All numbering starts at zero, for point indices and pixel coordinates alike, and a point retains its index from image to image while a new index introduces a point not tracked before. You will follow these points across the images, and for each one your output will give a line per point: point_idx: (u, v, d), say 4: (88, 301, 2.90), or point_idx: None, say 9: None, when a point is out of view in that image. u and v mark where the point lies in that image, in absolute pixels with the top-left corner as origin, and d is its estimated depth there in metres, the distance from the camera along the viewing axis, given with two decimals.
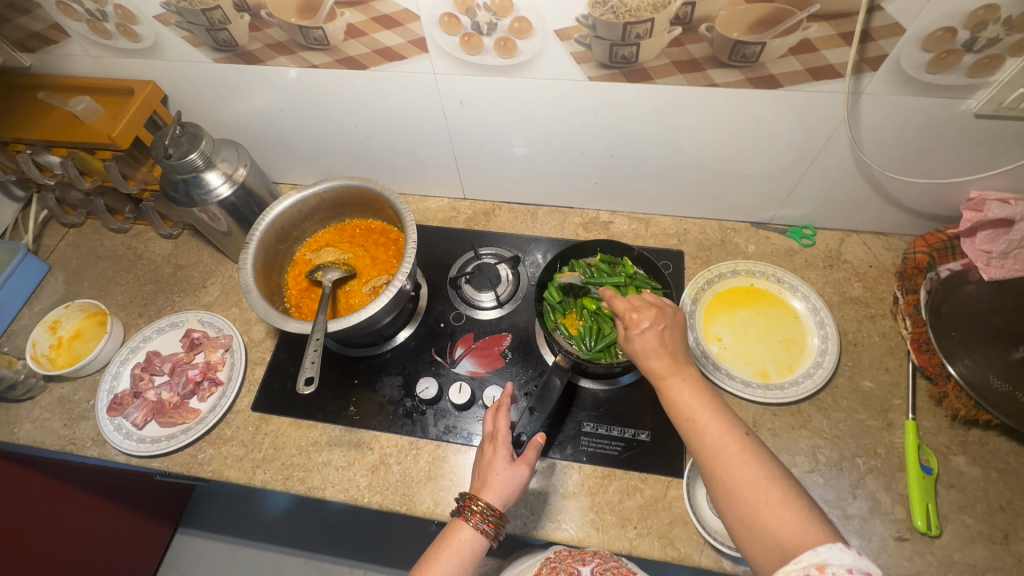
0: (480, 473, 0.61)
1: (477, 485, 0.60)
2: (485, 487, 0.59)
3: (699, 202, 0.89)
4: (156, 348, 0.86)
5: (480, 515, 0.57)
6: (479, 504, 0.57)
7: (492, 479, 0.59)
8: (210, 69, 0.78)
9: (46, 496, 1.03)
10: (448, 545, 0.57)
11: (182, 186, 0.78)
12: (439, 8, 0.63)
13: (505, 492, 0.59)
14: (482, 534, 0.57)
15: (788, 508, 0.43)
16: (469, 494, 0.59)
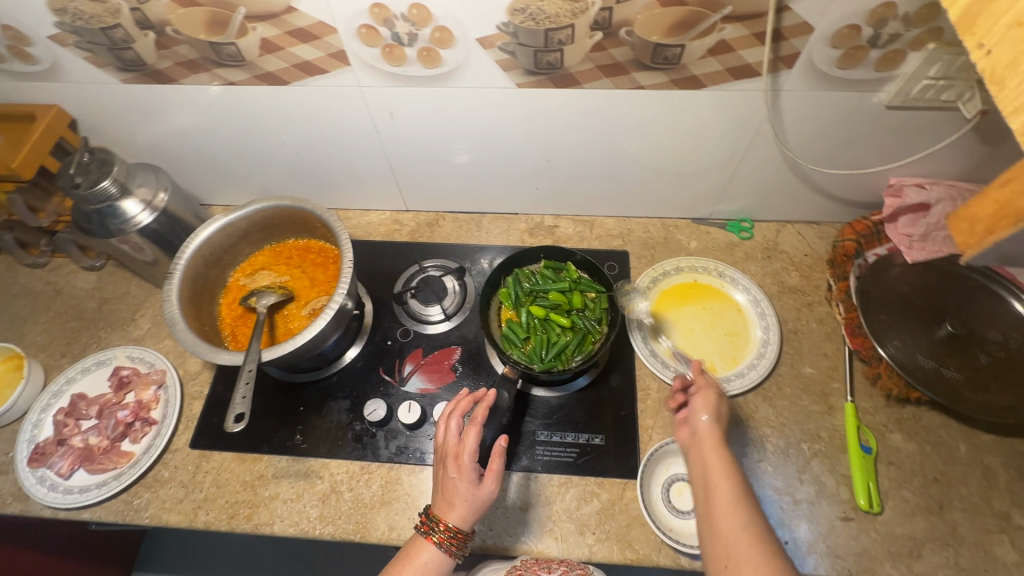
0: (443, 492, 0.60)
1: (441, 504, 0.59)
2: (449, 508, 0.58)
3: (640, 201, 0.90)
4: (82, 390, 0.80)
5: (445, 539, 0.57)
6: (445, 527, 0.57)
7: (457, 498, 0.58)
8: (119, 90, 0.73)
9: None
10: (412, 564, 0.57)
11: (95, 216, 0.73)
12: (356, 19, 0.61)
13: (470, 513, 0.58)
14: (447, 555, 0.57)
15: (769, 557, 0.47)
16: (434, 515, 0.59)
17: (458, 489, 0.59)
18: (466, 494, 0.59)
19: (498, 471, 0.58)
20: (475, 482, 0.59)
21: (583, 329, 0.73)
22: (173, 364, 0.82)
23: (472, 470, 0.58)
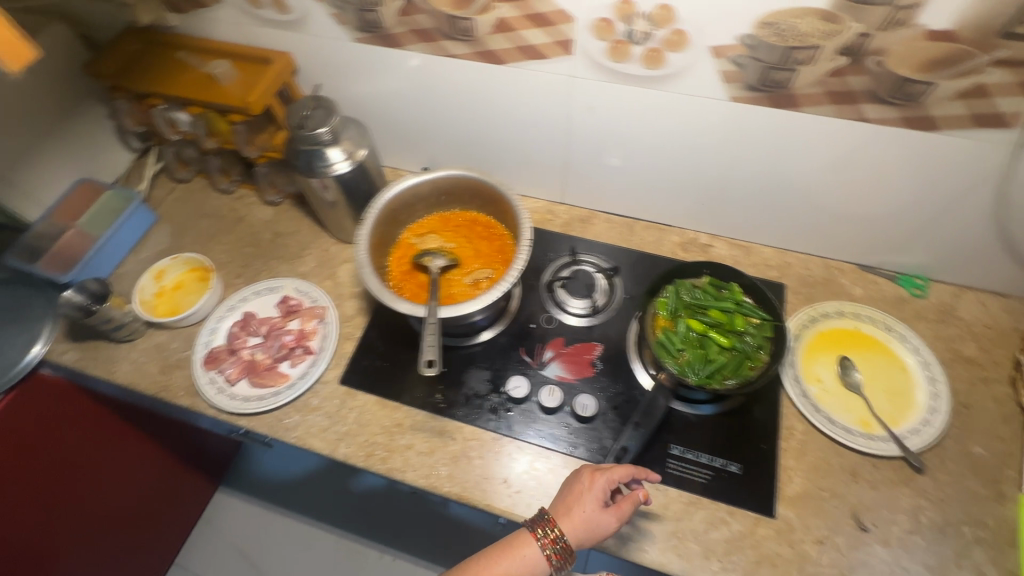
0: (567, 496, 0.65)
1: (562, 509, 0.64)
2: (567, 514, 0.63)
3: (808, 236, 0.87)
4: (253, 310, 0.88)
5: (551, 542, 0.62)
6: (554, 532, 0.62)
7: (572, 513, 0.63)
8: (348, 48, 0.80)
9: (111, 433, 1.09)
10: (515, 551, 0.63)
11: (305, 155, 0.80)
12: (597, 13, 0.63)
13: (583, 532, 0.61)
14: (547, 558, 0.62)
15: None
16: (550, 515, 0.64)
17: (581, 505, 0.63)
18: (587, 511, 0.63)
19: (627, 507, 0.62)
20: (602, 508, 0.62)
21: (742, 353, 0.72)
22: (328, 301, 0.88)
23: (604, 493, 0.63)
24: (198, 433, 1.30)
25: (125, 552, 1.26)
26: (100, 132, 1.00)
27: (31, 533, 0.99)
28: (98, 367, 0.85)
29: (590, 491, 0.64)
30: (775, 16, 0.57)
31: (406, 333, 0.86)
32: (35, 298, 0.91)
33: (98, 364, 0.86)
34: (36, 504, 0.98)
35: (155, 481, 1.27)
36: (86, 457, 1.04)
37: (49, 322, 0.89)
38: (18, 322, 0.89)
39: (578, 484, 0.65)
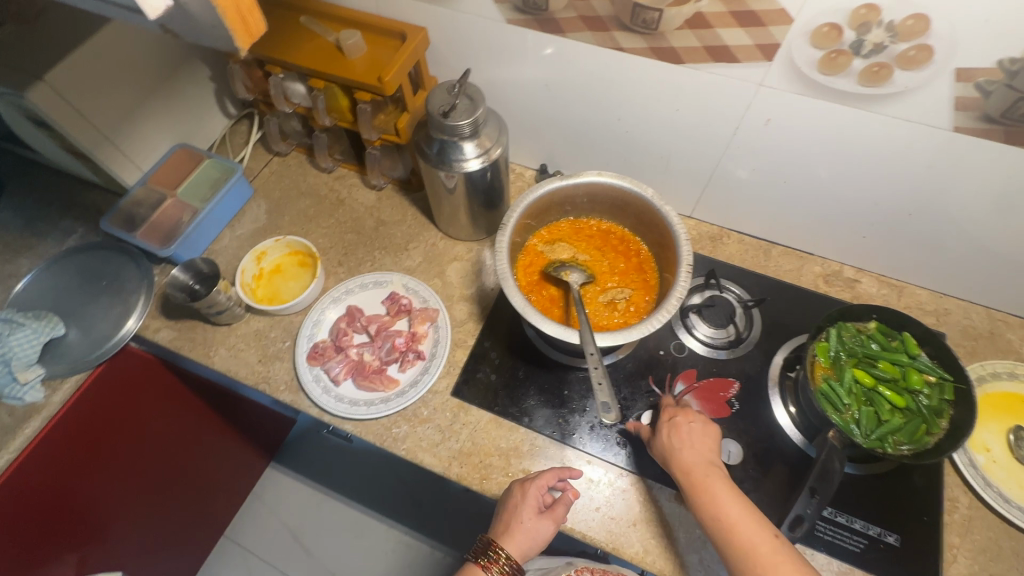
0: (503, 517, 0.65)
1: (501, 533, 0.64)
2: (510, 537, 0.63)
3: (977, 284, 0.78)
4: (359, 304, 0.82)
5: (499, 566, 0.63)
6: (500, 556, 0.63)
7: (540, 530, 0.63)
8: (498, 28, 0.72)
9: (188, 410, 1.05)
10: None
11: (438, 145, 0.73)
12: (825, 17, 0.54)
13: (526, 545, 0.63)
14: None
15: None
16: (493, 541, 0.64)
17: (519, 523, 0.63)
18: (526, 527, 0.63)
19: (561, 511, 0.64)
20: (539, 516, 0.64)
21: (916, 416, 0.64)
22: (429, 301, 0.82)
23: (536, 505, 0.64)
24: (266, 416, 1.26)
25: (190, 528, 1.24)
26: (201, 94, 0.94)
27: (113, 507, 0.97)
28: (194, 350, 0.80)
29: (514, 505, 0.64)
30: None
31: (523, 346, 0.79)
32: (130, 268, 0.87)
33: (194, 347, 0.81)
34: (117, 479, 0.95)
35: (222, 459, 1.25)
36: (163, 433, 1.01)
37: (144, 295, 0.85)
38: (112, 293, 0.85)
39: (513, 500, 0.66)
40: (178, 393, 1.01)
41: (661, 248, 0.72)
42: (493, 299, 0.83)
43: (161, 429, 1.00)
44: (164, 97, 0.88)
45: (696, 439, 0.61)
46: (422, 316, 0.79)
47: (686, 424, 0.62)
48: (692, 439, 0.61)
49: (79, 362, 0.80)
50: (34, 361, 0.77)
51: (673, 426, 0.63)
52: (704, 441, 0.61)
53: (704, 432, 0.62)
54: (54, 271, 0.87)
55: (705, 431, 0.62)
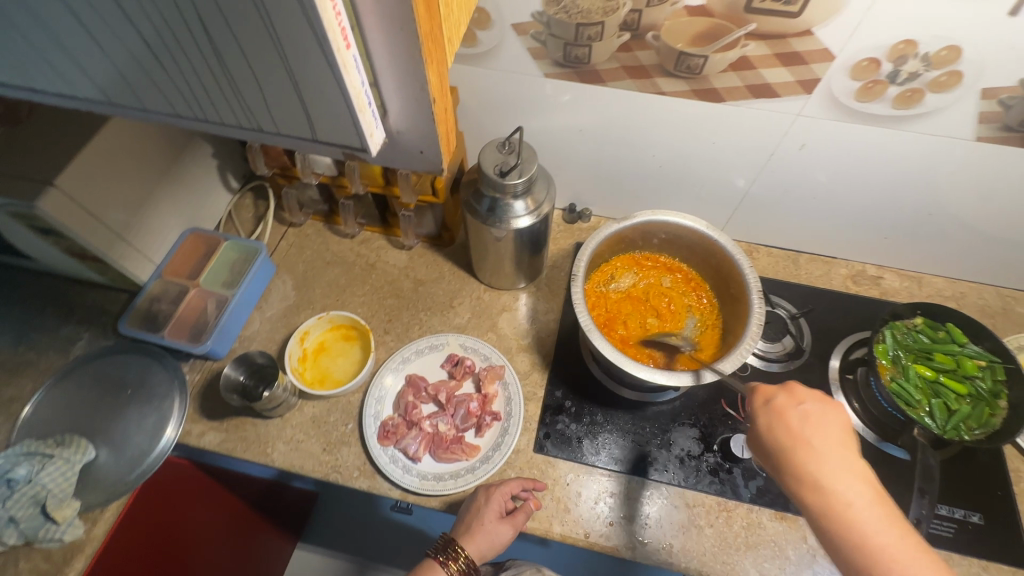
0: (467, 518, 0.66)
1: (463, 533, 0.66)
2: (470, 538, 0.65)
3: (986, 267, 0.86)
4: (418, 372, 0.80)
5: (455, 564, 0.65)
6: (459, 555, 0.65)
7: (498, 530, 0.65)
8: (534, 83, 0.73)
9: (221, 509, 0.96)
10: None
11: (489, 203, 0.72)
12: (866, 53, 0.58)
13: (485, 546, 0.65)
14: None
15: None
16: (452, 539, 0.66)
17: (480, 526, 0.65)
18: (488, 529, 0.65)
19: (523, 518, 0.66)
20: (499, 520, 0.65)
21: (979, 399, 0.69)
22: (489, 358, 0.80)
23: (499, 509, 0.66)
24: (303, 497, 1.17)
25: None
26: (206, 175, 0.88)
27: None
28: (249, 450, 0.75)
29: (477, 507, 0.66)
30: None
31: (593, 388, 0.79)
32: (157, 370, 0.78)
33: (249, 446, 0.75)
34: None
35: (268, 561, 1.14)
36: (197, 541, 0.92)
37: (178, 400, 0.76)
38: (141, 401, 0.76)
39: (476, 503, 0.67)
40: (210, 494, 0.92)
41: (724, 280, 0.74)
42: (552, 345, 0.83)
43: (194, 536, 0.91)
44: (171, 182, 0.82)
45: (826, 424, 0.52)
46: (490, 375, 0.77)
47: (799, 408, 0.53)
48: (828, 426, 0.51)
49: (116, 487, 0.70)
50: (69, 496, 0.68)
51: (776, 411, 0.53)
52: (838, 432, 0.51)
53: (841, 423, 0.52)
54: (68, 386, 0.77)
55: (824, 414, 0.52)
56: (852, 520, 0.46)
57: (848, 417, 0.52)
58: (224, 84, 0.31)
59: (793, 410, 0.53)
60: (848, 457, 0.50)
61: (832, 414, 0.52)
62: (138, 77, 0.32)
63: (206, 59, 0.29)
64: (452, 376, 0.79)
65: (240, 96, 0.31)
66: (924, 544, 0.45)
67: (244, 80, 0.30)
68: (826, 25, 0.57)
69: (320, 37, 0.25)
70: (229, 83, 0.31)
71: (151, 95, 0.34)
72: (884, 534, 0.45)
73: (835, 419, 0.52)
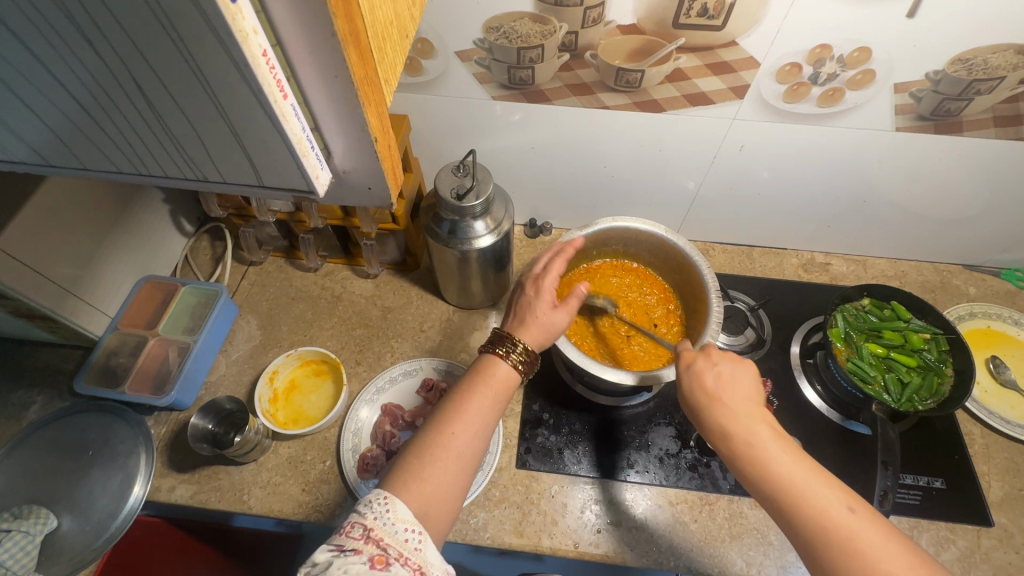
0: (453, 416, 0.55)
1: (479, 378, 0.59)
2: (491, 376, 0.59)
3: (922, 246, 0.92)
4: (393, 402, 0.79)
5: (514, 351, 0.62)
6: (517, 343, 0.63)
7: (494, 395, 0.58)
8: (482, 105, 0.75)
9: None
10: (486, 380, 0.59)
11: (449, 225, 0.73)
12: (788, 58, 0.62)
13: (543, 334, 0.65)
14: (517, 368, 0.61)
15: None
16: (506, 334, 0.64)
17: (474, 410, 0.56)
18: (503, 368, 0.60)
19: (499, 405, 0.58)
20: (483, 400, 0.57)
21: (926, 369, 0.74)
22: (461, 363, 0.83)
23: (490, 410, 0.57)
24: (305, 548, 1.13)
25: None
26: (159, 221, 0.86)
27: None
28: (224, 499, 0.72)
29: (456, 393, 0.59)
30: (972, 52, 0.59)
31: (569, 398, 0.80)
32: (119, 427, 0.75)
33: (223, 495, 0.72)
34: None
35: None
36: None
37: (145, 456, 0.73)
38: (104, 462, 0.73)
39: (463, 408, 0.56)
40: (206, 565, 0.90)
41: (694, 305, 0.75)
42: None
43: None
44: (120, 232, 0.79)
45: (738, 381, 0.56)
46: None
47: (714, 369, 0.57)
48: (741, 385, 0.55)
49: (82, 556, 0.67)
50: (30, 570, 0.64)
51: (695, 372, 0.58)
52: (748, 386, 0.55)
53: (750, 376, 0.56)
54: (23, 454, 0.73)
55: (734, 371, 0.56)
56: (768, 465, 0.49)
57: (755, 371, 0.57)
58: (148, 137, 0.26)
59: (708, 371, 0.57)
60: (755, 406, 0.54)
61: (742, 371, 0.56)
62: (83, 145, 0.27)
63: (122, 109, 0.24)
64: (428, 401, 0.78)
65: (169, 150, 0.26)
66: (832, 480, 0.48)
67: (195, 140, 0.25)
68: (748, 35, 0.60)
69: (249, 86, 0.21)
70: (157, 137, 0.26)
71: (74, 156, 0.29)
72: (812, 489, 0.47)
73: (743, 374, 0.56)
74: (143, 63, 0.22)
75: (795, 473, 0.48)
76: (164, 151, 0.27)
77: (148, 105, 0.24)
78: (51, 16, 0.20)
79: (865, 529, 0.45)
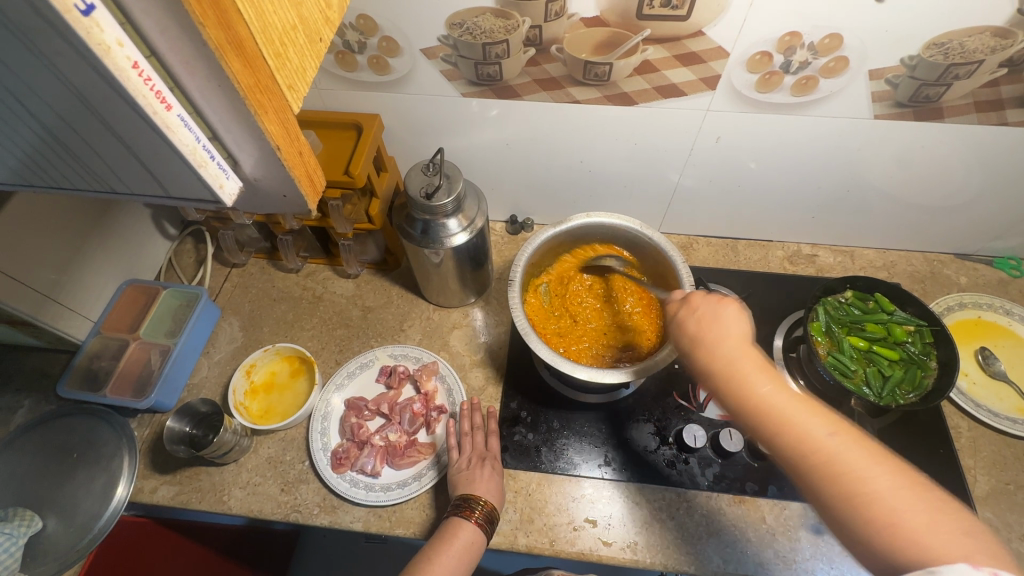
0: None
1: (447, 535, 0.62)
2: (457, 534, 0.62)
3: (910, 235, 0.90)
4: (357, 394, 0.80)
5: (478, 512, 0.64)
6: (480, 504, 0.65)
7: (462, 556, 0.61)
8: (453, 102, 0.74)
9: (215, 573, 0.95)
10: (450, 544, 0.61)
11: (421, 225, 0.72)
12: (757, 47, 0.61)
13: (495, 494, 0.67)
14: (479, 526, 0.63)
15: None
16: (468, 496, 0.65)
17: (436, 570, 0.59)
18: (471, 535, 0.62)
19: (467, 562, 0.61)
20: (448, 559, 0.60)
21: (910, 362, 0.72)
22: (439, 355, 0.84)
23: (457, 568, 0.60)
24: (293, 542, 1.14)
25: None
26: (141, 225, 0.87)
27: None
28: (205, 500, 0.73)
29: (422, 553, 0.61)
30: (947, 35, 0.57)
31: (547, 395, 0.80)
32: (103, 430, 0.76)
33: (205, 496, 0.73)
34: None
35: None
36: None
37: (129, 457, 0.74)
38: (88, 464, 0.74)
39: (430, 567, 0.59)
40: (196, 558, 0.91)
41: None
42: (504, 357, 0.84)
43: None
44: (99, 237, 0.80)
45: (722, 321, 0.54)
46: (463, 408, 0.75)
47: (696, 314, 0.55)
48: (721, 322, 0.53)
49: (67, 556, 0.68)
50: (15, 570, 0.65)
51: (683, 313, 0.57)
52: (736, 323, 0.53)
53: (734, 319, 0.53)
54: (9, 457, 0.74)
55: (716, 310, 0.55)
56: (764, 406, 0.47)
57: (743, 309, 0.54)
58: (43, 149, 0.26)
59: (689, 315, 0.56)
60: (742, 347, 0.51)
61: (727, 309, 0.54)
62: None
63: (9, 123, 0.24)
64: (390, 387, 0.80)
65: (73, 165, 0.26)
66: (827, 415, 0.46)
67: (95, 156, 0.25)
68: (715, 24, 0.59)
69: (124, 99, 0.21)
70: (58, 153, 0.26)
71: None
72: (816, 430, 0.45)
73: (726, 314, 0.53)
74: (22, 83, 0.21)
75: (809, 424, 0.45)
76: (63, 162, 0.26)
77: (39, 123, 0.24)
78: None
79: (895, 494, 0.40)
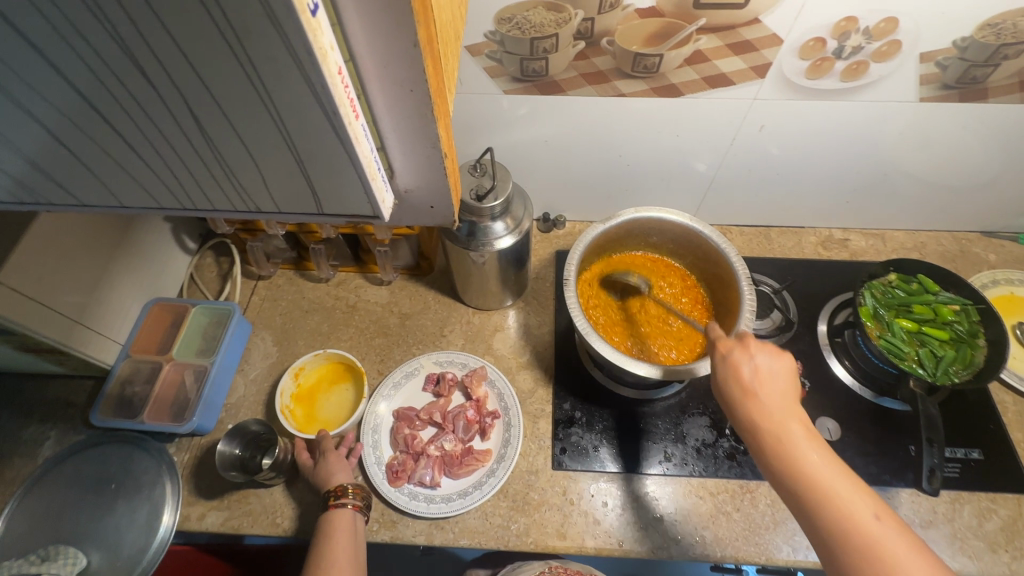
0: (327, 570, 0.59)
1: (330, 526, 0.63)
2: (337, 524, 0.63)
3: (939, 215, 0.92)
4: (405, 404, 0.78)
5: (350, 494, 0.65)
6: (347, 488, 0.65)
7: (349, 537, 0.63)
8: (494, 101, 0.72)
9: None
10: (335, 534, 0.62)
11: (467, 227, 0.70)
12: (812, 34, 0.60)
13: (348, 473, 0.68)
14: (356, 507, 0.65)
15: None
16: (331, 489, 0.66)
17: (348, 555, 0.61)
18: (350, 519, 0.64)
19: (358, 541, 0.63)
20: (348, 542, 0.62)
21: (959, 341, 0.73)
22: (484, 359, 0.82)
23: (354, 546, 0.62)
24: None
25: None
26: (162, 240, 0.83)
27: None
28: (258, 523, 0.70)
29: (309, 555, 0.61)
30: (1001, 17, 0.58)
31: (599, 393, 0.79)
32: (141, 457, 0.72)
33: (256, 520, 0.71)
34: None
35: None
36: None
37: (170, 484, 0.70)
38: (128, 495, 0.70)
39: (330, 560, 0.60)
40: None
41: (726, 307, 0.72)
42: (551, 357, 0.83)
43: None
44: (124, 255, 0.76)
45: (777, 377, 0.51)
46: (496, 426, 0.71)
47: (751, 363, 0.52)
48: (776, 378, 0.51)
49: None
50: None
51: (731, 365, 0.53)
52: (786, 382, 0.51)
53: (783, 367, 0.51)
54: (42, 492, 0.70)
55: (774, 366, 0.52)
56: (809, 469, 0.46)
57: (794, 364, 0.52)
58: (197, 136, 0.33)
59: (746, 363, 0.53)
60: (793, 404, 0.50)
61: (783, 363, 0.52)
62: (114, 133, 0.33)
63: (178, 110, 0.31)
64: (438, 395, 0.78)
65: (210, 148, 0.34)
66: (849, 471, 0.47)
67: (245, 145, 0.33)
68: (772, 12, 0.58)
69: (331, 111, 0.30)
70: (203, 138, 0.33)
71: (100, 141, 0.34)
72: (855, 501, 0.45)
73: (780, 366, 0.52)
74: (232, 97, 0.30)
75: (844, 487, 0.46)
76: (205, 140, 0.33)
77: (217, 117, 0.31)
78: (130, 45, 0.27)
79: (883, 532, 0.43)
